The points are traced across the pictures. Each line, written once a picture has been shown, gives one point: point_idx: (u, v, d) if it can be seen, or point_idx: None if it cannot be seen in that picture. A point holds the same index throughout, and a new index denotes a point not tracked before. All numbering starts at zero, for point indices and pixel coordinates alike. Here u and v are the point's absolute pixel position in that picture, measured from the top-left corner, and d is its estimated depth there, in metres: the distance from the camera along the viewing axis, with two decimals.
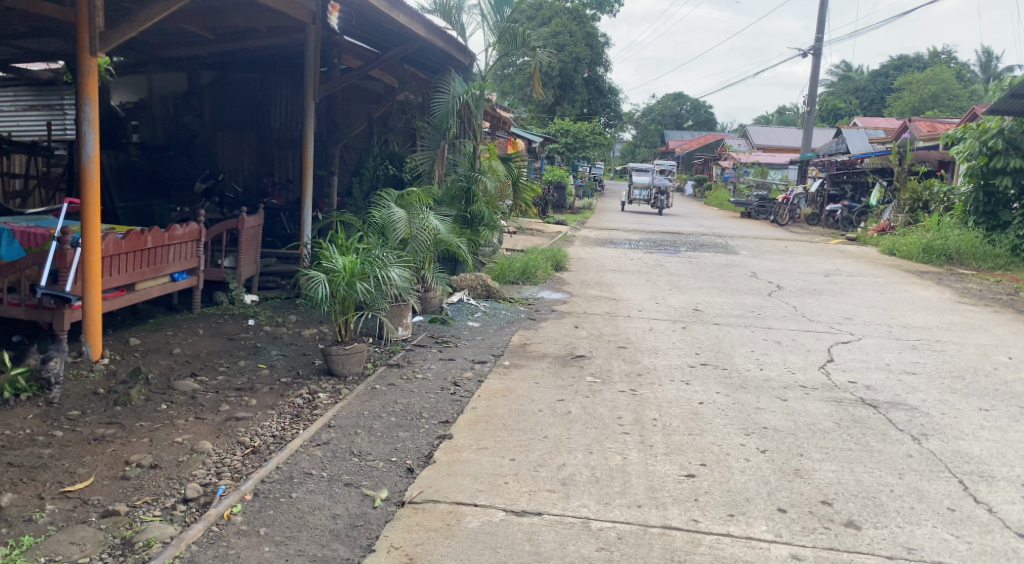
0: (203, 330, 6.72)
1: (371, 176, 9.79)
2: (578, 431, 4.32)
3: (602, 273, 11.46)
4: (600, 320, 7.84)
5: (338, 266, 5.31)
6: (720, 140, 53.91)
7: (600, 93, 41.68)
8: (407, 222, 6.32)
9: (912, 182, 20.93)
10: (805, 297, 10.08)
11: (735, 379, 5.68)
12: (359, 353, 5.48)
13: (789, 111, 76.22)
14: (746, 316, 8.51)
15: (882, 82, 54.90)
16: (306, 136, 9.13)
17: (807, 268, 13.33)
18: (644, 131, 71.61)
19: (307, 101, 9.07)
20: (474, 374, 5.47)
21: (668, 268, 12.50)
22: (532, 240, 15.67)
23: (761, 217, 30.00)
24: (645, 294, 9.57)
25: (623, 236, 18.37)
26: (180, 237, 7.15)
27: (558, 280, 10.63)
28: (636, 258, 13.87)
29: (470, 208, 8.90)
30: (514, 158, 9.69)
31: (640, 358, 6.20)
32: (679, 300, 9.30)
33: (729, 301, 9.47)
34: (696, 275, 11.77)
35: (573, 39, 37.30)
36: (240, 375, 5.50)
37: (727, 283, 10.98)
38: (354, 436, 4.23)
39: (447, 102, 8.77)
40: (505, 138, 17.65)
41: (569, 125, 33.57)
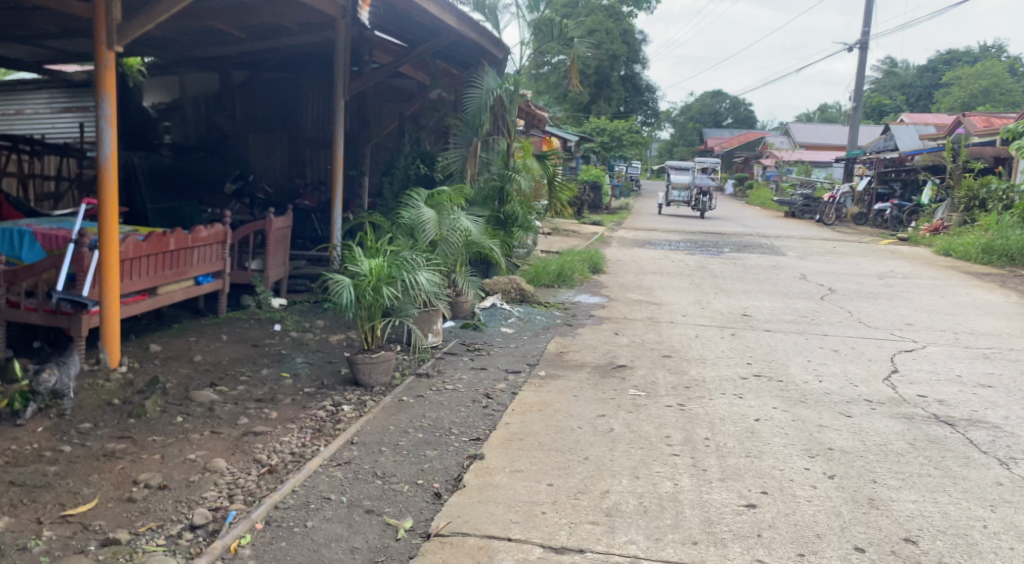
0: (227, 336, 6.47)
1: (402, 176, 9.52)
2: (622, 452, 3.93)
3: (642, 275, 11.03)
4: (642, 326, 7.42)
5: (364, 270, 4.97)
6: (761, 138, 52.84)
7: (638, 91, 41.05)
8: (436, 223, 6.03)
9: (967, 180, 20.05)
10: (859, 301, 9.53)
11: (792, 392, 5.23)
12: (386, 362, 5.16)
13: (832, 108, 74.54)
14: (797, 322, 8.01)
15: (930, 77, 53.30)
16: (337, 135, 8.87)
17: (859, 269, 12.72)
18: (682, 130, 70.64)
19: (336, 99, 8.81)
20: (507, 386, 5.11)
21: (711, 270, 12.01)
22: (570, 242, 15.27)
23: (805, 217, 29.17)
24: (688, 298, 9.12)
25: (663, 237, 17.86)
26: (204, 239, 6.94)
27: (596, 283, 10.23)
28: (677, 260, 13.39)
29: (504, 208, 8.57)
30: (551, 157, 9.31)
31: (686, 368, 5.78)
32: (725, 304, 8.84)
33: (778, 306, 8.98)
34: (742, 278, 11.26)
35: (610, 37, 36.80)
36: (262, 385, 5.22)
37: (776, 287, 10.46)
38: (377, 454, 3.89)
39: (480, 98, 8.44)
40: (541, 137, 17.27)
41: (605, 124, 33.08)
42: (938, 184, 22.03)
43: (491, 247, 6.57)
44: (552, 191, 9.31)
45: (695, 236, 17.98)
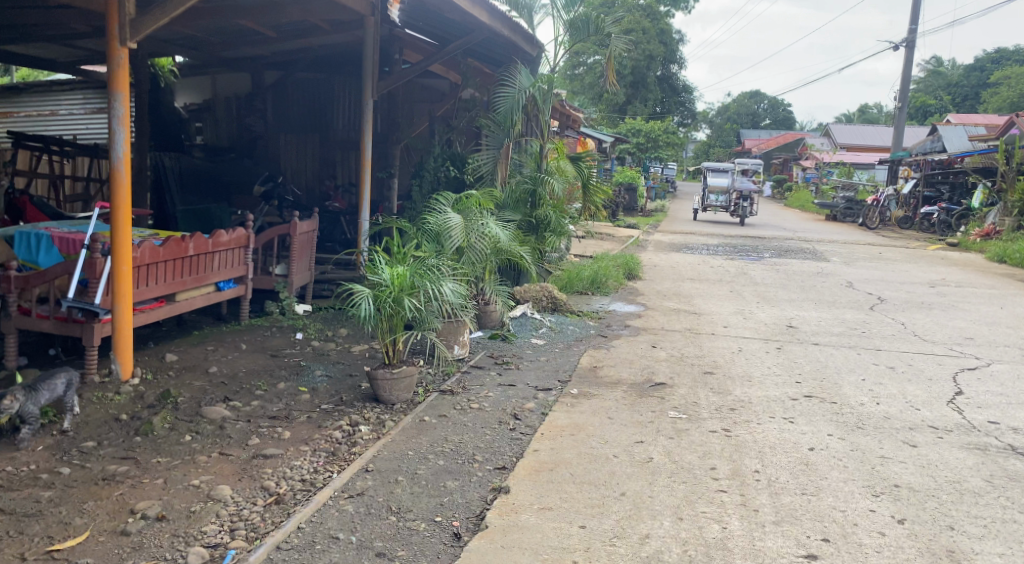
0: (246, 345, 6.21)
1: (431, 178, 9.22)
2: (663, 487, 3.56)
3: (680, 282, 10.60)
4: (682, 338, 7.01)
5: (385, 279, 4.67)
6: (800, 139, 51.76)
7: (674, 91, 40.37)
8: (463, 229, 5.69)
9: (1021, 183, 19.20)
10: (912, 312, 8.99)
11: (848, 417, 4.80)
12: (409, 377, 4.84)
13: (873, 108, 72.89)
14: (848, 335, 7.52)
15: (977, 77, 51.71)
16: (365, 135, 8.59)
17: (908, 277, 12.11)
18: (719, 131, 69.61)
19: (364, 98, 8.53)
20: (537, 405, 4.76)
21: (753, 277, 11.52)
22: (604, 246, 14.86)
23: (847, 220, 28.34)
24: (730, 307, 8.67)
25: (700, 241, 17.35)
26: (226, 244, 6.67)
27: (632, 289, 9.83)
28: (716, 265, 12.91)
29: (536, 212, 8.22)
30: (586, 158, 8.93)
31: (730, 387, 5.37)
32: (769, 315, 8.37)
33: (825, 317, 8.49)
34: (785, 286, 10.75)
35: (646, 37, 36.24)
36: (278, 401, 4.92)
37: (821, 296, 9.94)
38: (393, 486, 3.56)
39: (512, 97, 8.09)
40: (575, 138, 16.87)
41: (641, 125, 32.54)
42: (990, 187, 21.16)
43: (521, 254, 6.22)
44: (586, 194, 8.94)
45: (734, 239, 17.43)
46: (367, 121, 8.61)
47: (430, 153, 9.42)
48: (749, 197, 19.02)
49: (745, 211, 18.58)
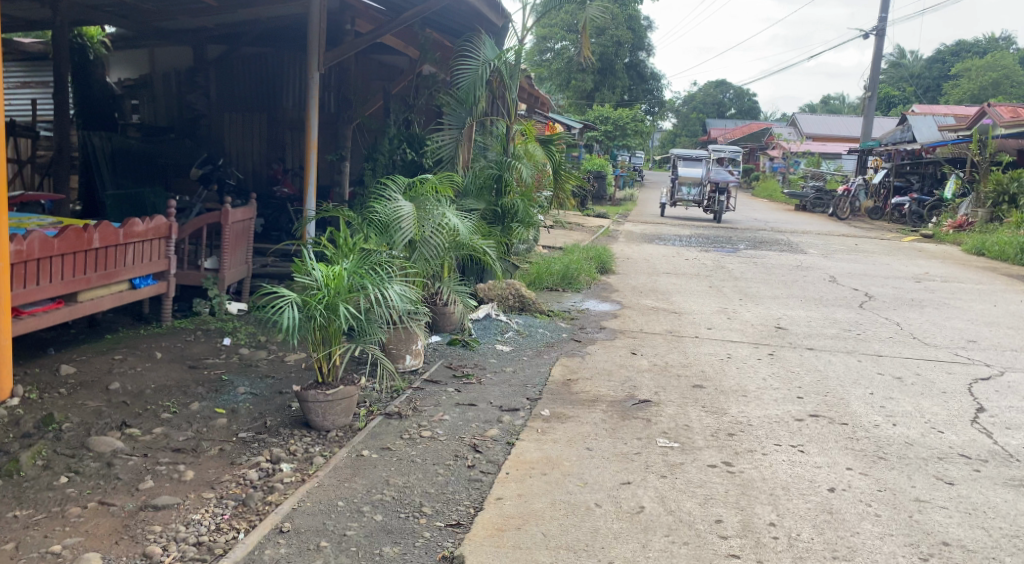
0: (162, 353, 5.31)
1: (385, 161, 8.35)
2: (661, 553, 2.80)
3: (655, 276, 9.89)
4: (664, 342, 6.26)
5: (319, 279, 3.85)
6: (767, 129, 51.66)
7: (642, 78, 39.72)
8: (417, 219, 4.87)
9: (995, 173, 18.89)
10: (904, 310, 8.39)
11: (864, 444, 4.09)
12: (347, 399, 4.03)
13: (837, 100, 73.32)
14: (844, 337, 6.86)
15: (940, 69, 52.01)
16: (310, 113, 7.69)
17: (890, 271, 11.56)
18: (685, 120, 69.36)
19: (309, 72, 7.63)
20: (501, 432, 3.98)
21: (731, 270, 10.87)
22: (573, 236, 14.12)
23: (817, 211, 28.00)
24: (712, 306, 7.96)
25: (671, 232, 16.68)
26: (140, 235, 5.75)
27: (605, 285, 9.09)
28: (691, 258, 12.25)
29: (502, 200, 7.44)
30: (557, 142, 8.12)
31: (724, 405, 4.63)
32: (755, 314, 7.69)
33: (815, 316, 7.83)
34: (766, 281, 10.08)
35: (615, 22, 35.57)
36: (187, 427, 4.05)
37: (805, 292, 9.30)
38: (312, 557, 2.74)
39: (474, 72, 7.25)
40: (544, 122, 16.08)
41: (608, 112, 31.85)
42: (962, 178, 20.88)
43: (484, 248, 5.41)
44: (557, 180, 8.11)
45: (706, 230, 16.78)
46: (313, 97, 7.71)
47: (385, 133, 8.54)
48: (724, 189, 17.96)
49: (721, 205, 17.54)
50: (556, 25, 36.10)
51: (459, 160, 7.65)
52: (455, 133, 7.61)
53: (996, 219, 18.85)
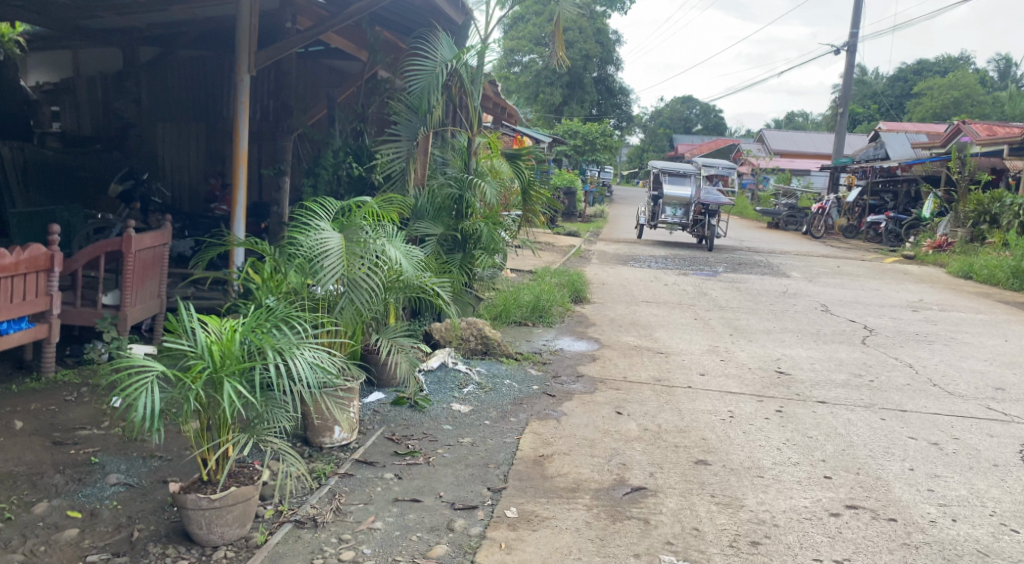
0: (26, 421, 4.17)
1: (328, 174, 7.31)
2: None
3: (634, 306, 8.94)
4: (654, 397, 5.26)
5: (200, 345, 2.85)
6: (735, 145, 51.43)
7: (611, 94, 38.99)
8: (350, 255, 3.84)
9: (976, 193, 18.34)
10: (911, 348, 7.52)
11: (928, 556, 3.13)
12: (242, 506, 2.99)
13: (801, 116, 73.87)
14: (857, 385, 5.94)
15: (903, 86, 52.35)
16: (239, 121, 6.62)
17: (881, 300, 10.73)
18: (653, 135, 69.13)
19: (238, 75, 6.56)
20: (451, 552, 2.98)
21: (715, 298, 9.95)
22: (543, 257, 13.14)
23: (790, 229, 27.45)
24: (702, 345, 7.00)
25: (646, 253, 15.70)
26: (7, 269, 4.61)
27: (580, 317, 8.10)
28: (670, 282, 11.33)
29: (462, 224, 6.48)
30: (527, 157, 7.12)
31: (739, 494, 3.64)
32: (751, 355, 6.74)
33: (817, 356, 6.91)
34: (755, 311, 9.16)
35: (583, 37, 34.94)
36: (16, 546, 2.98)
37: (800, 325, 8.40)
38: None
39: (430, 75, 6.24)
40: (511, 135, 15.11)
41: (577, 126, 31.09)
42: (940, 197, 20.36)
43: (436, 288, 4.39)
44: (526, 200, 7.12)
45: (682, 251, 15.85)
46: (243, 104, 6.65)
47: (329, 146, 7.50)
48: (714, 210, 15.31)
49: (712, 231, 14.83)
50: (523, 38, 35.34)
51: (412, 176, 6.64)
52: (406, 144, 6.60)
53: (977, 240, 18.29)
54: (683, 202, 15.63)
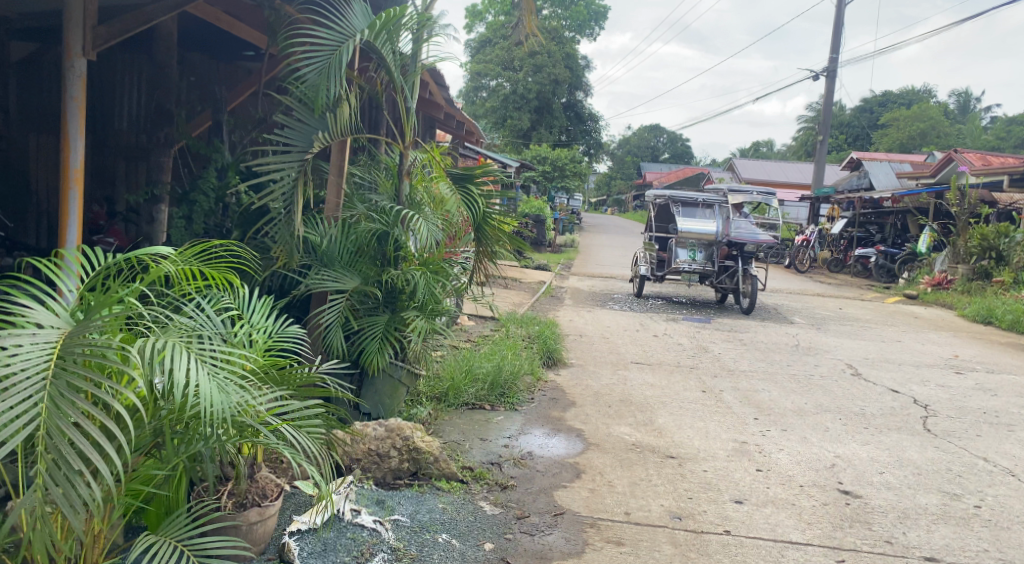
0: None
1: (210, 199, 5.29)
2: None
3: (622, 373, 7.02)
4: (679, 559, 3.32)
5: None
6: (702, 174, 50.22)
7: (580, 119, 37.09)
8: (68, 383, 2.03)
9: (979, 226, 16.88)
10: (990, 436, 5.69)
11: None
12: None
13: (766, 147, 73.47)
14: (963, 515, 4.05)
15: (870, 117, 51.76)
16: (71, 127, 4.57)
17: (909, 357, 8.93)
18: (621, 163, 67.84)
19: (68, 60, 4.51)
20: None
21: (719, 357, 8.07)
22: (508, 300, 11.17)
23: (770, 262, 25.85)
24: (724, 442, 5.09)
25: (625, 292, 13.84)
26: None
27: (554, 391, 6.14)
28: (660, 334, 9.43)
29: (385, 277, 4.55)
30: (483, 179, 4.98)
31: None
32: (794, 460, 4.84)
33: (880, 456, 5.03)
34: (771, 378, 7.29)
35: (551, 59, 33.74)
36: None
37: (836, 401, 6.52)
38: None
39: (328, 51, 4.08)
40: (476, 156, 13.23)
41: (545, 151, 29.39)
42: (937, 230, 18.93)
43: (285, 426, 2.57)
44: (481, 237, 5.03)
45: (666, 291, 14.01)
46: (78, 101, 4.59)
47: (212, 163, 5.52)
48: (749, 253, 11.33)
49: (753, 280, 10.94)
50: (490, 62, 34.75)
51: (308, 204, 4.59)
52: (298, 159, 4.14)
53: (979, 278, 16.78)
54: (704, 241, 11.72)
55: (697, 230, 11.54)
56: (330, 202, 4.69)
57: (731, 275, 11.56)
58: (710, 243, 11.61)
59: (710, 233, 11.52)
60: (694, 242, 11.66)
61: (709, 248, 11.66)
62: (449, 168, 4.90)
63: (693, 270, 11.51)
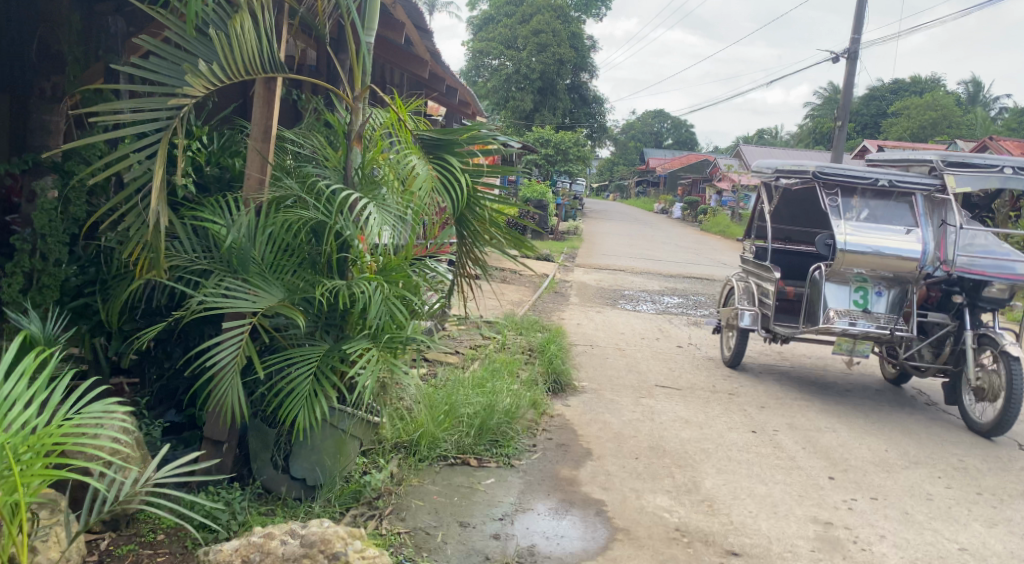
0: None
1: (86, 190, 3.67)
2: None
3: (649, 402, 5.59)
4: None
5: None
6: (708, 160, 48.51)
7: (585, 102, 35.43)
8: None
9: None
10: None
11: None
12: None
13: (771, 135, 71.78)
14: None
15: (883, 106, 49.88)
16: None
17: None
18: (624, 149, 66.12)
19: None
20: None
21: (760, 379, 6.62)
22: (507, 298, 9.75)
23: None
24: (800, 523, 3.67)
25: (637, 289, 12.39)
26: None
27: (563, 432, 4.72)
28: (685, 344, 7.99)
29: (318, 291, 3.07)
30: (470, 147, 3.40)
31: None
32: (907, 557, 3.40)
33: (1020, 548, 3.60)
34: (832, 411, 5.82)
35: (556, 38, 32.35)
36: None
37: (925, 448, 5.06)
38: None
39: None
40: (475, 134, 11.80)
41: (548, 133, 27.90)
42: None
43: None
44: (463, 231, 3.50)
45: (681, 290, 12.56)
46: None
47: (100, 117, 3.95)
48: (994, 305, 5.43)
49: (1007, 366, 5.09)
50: (493, 40, 33.33)
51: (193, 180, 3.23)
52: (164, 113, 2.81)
53: None
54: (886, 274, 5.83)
55: (883, 250, 5.62)
56: (251, 178, 3.35)
57: (937, 345, 5.74)
58: (897, 277, 5.79)
59: (912, 259, 5.60)
60: (866, 272, 5.79)
61: (894, 285, 5.84)
62: (417, 132, 3.38)
63: (868, 336, 5.59)
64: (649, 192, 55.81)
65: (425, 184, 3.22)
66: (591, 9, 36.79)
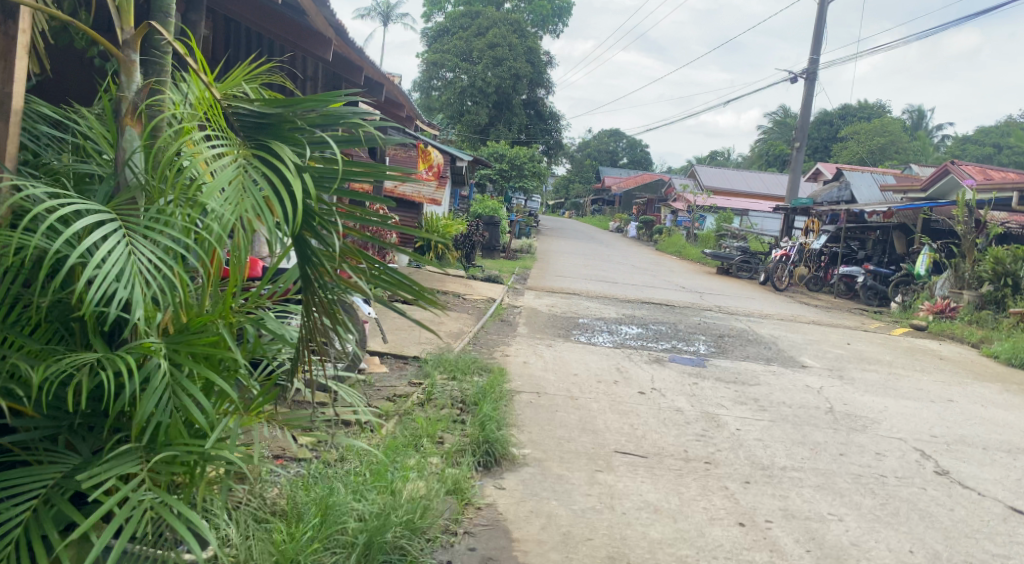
0: None
1: None
2: None
3: (606, 477, 4.39)
4: None
5: None
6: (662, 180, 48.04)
7: (540, 118, 34.47)
8: None
9: (992, 249, 14.48)
10: None
11: None
12: None
13: (722, 157, 72.12)
14: None
15: (830, 129, 49.84)
16: None
17: (989, 435, 6.42)
18: (579, 166, 65.52)
19: None
20: None
21: (739, 440, 5.47)
22: (444, 329, 8.50)
23: (741, 276, 21.86)
24: None
25: (591, 316, 11.25)
26: None
27: (492, 535, 3.47)
28: (647, 389, 6.82)
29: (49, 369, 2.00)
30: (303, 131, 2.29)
31: None
32: None
33: None
34: (830, 487, 4.69)
35: (511, 51, 31.33)
36: None
37: (957, 545, 3.95)
38: None
39: None
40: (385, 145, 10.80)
41: (502, 147, 26.80)
42: (936, 251, 16.57)
43: None
44: (309, 270, 2.36)
45: (639, 319, 11.46)
46: None
47: None
48: None
49: None
50: (447, 51, 32.19)
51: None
52: None
53: (989, 307, 14.41)
54: None
55: None
56: None
57: None
58: None
59: None
60: None
61: None
62: (232, 107, 2.30)
63: None
64: (603, 211, 55.12)
65: (233, 188, 2.10)
66: (547, 24, 36.11)
